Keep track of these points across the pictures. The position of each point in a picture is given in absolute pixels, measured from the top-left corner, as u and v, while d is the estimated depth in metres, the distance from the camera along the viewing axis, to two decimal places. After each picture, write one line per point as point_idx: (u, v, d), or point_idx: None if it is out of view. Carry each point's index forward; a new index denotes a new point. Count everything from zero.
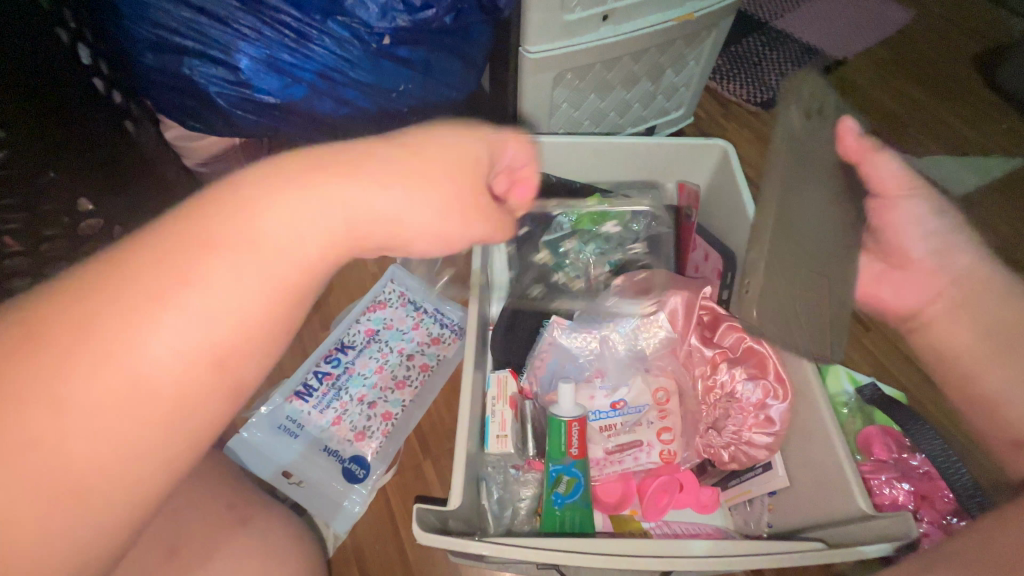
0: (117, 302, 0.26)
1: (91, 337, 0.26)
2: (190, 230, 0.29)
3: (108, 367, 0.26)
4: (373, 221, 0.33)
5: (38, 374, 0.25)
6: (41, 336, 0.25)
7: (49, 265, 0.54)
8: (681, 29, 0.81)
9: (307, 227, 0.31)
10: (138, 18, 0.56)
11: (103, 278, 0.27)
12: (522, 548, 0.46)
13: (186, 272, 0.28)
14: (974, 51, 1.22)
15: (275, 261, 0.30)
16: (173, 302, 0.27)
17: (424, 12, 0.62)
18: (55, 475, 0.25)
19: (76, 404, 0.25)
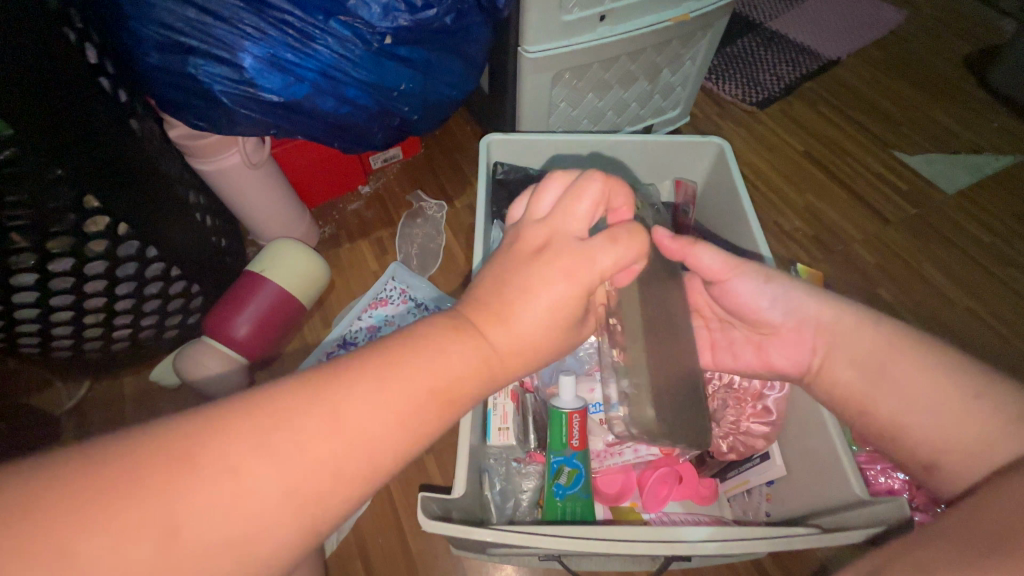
0: (313, 419, 0.29)
1: (295, 443, 0.29)
2: (386, 357, 0.32)
3: (294, 482, 0.28)
4: (502, 363, 0.35)
5: (240, 474, 0.28)
6: (253, 415, 0.29)
7: (56, 263, 0.60)
8: (677, 29, 0.83)
9: (469, 361, 0.33)
10: (144, 18, 0.57)
11: (296, 389, 0.30)
12: (525, 535, 0.47)
13: (368, 404, 0.30)
14: (965, 51, 1.24)
15: (440, 391, 0.32)
16: (352, 425, 0.30)
17: (425, 12, 0.63)
18: (219, 571, 0.27)
19: (260, 508, 0.28)
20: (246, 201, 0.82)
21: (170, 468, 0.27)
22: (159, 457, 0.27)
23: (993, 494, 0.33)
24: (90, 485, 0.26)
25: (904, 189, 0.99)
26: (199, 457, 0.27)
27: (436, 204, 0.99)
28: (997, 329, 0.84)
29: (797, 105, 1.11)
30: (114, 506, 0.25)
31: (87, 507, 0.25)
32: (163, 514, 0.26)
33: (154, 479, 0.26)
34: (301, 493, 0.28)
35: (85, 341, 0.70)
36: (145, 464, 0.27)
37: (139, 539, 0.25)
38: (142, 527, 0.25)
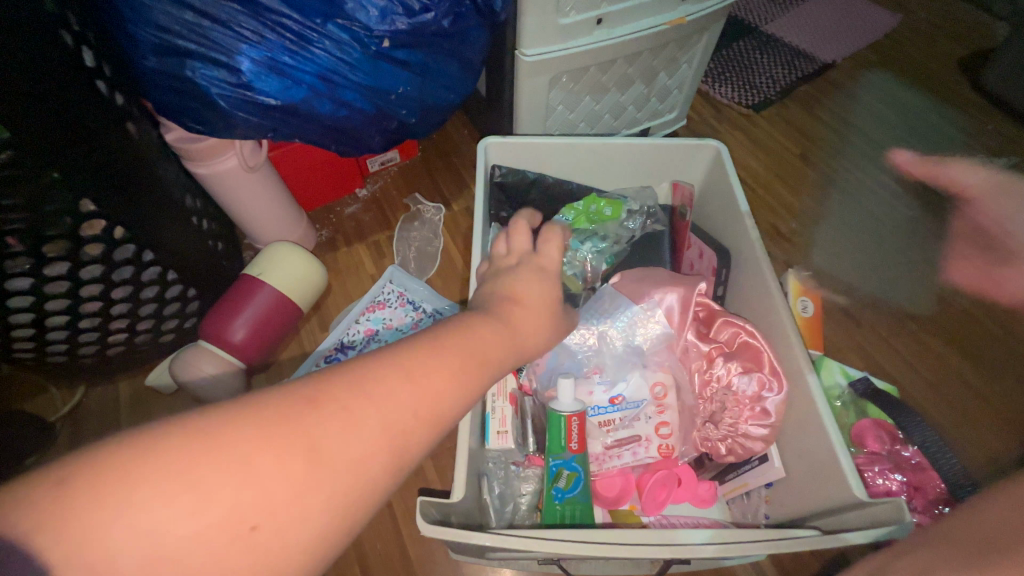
0: (397, 375, 0.34)
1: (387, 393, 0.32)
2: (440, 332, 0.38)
3: (382, 420, 0.32)
4: (524, 335, 0.44)
5: (338, 414, 0.31)
6: (350, 372, 0.33)
7: (52, 266, 0.60)
8: (674, 32, 0.83)
9: (501, 335, 0.41)
10: (141, 21, 0.57)
11: (378, 354, 0.35)
12: (529, 539, 0.47)
13: (436, 356, 0.36)
14: (958, 54, 1.24)
15: (486, 355, 0.38)
16: (426, 372, 0.34)
17: (423, 15, 0.63)
18: (330, 502, 0.29)
19: (363, 448, 0.31)
20: (243, 204, 0.82)
21: (284, 414, 0.30)
22: (261, 406, 0.30)
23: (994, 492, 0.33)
24: (198, 433, 0.28)
25: (900, 191, 1.00)
26: (299, 405, 0.30)
27: (434, 207, 0.99)
28: (994, 328, 0.84)
29: (793, 108, 1.12)
30: (225, 447, 0.28)
31: (197, 454, 0.27)
32: (285, 450, 0.29)
33: (274, 421, 0.29)
34: (391, 430, 0.32)
35: (81, 345, 0.70)
36: (250, 413, 0.29)
37: (255, 473, 0.28)
38: (257, 461, 0.28)
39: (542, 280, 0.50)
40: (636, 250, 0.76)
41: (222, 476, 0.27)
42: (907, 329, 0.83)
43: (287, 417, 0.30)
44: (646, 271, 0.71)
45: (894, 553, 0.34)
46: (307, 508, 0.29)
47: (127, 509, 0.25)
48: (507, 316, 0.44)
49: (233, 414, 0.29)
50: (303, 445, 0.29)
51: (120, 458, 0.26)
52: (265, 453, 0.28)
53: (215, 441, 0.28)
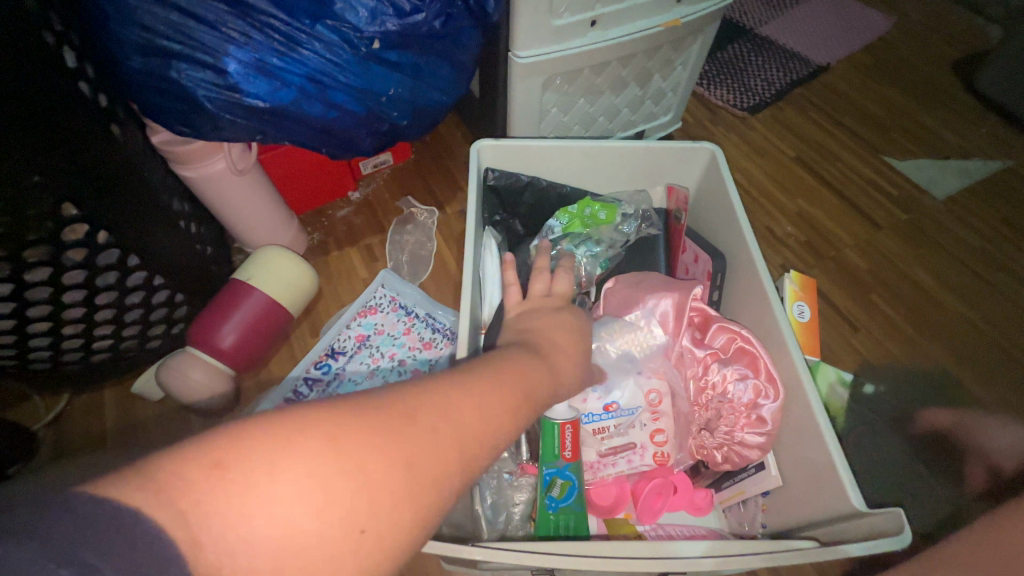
0: (477, 397, 0.33)
1: (472, 411, 0.32)
2: (499, 362, 0.38)
3: (466, 440, 0.31)
4: (562, 376, 0.43)
5: (429, 430, 0.30)
6: (441, 385, 0.32)
7: (33, 272, 0.59)
8: (668, 34, 0.82)
9: (546, 371, 0.40)
10: (125, 21, 0.55)
11: (458, 374, 0.34)
12: (521, 553, 0.46)
13: (503, 382, 0.35)
14: (952, 57, 1.25)
15: (538, 387, 0.38)
16: (492, 397, 0.34)
17: (414, 16, 0.62)
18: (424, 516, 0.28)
19: (453, 465, 0.30)
20: (232, 208, 0.81)
21: (390, 418, 0.29)
22: (361, 409, 0.29)
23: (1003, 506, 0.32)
24: (311, 433, 0.27)
25: (894, 194, 0.99)
26: (395, 415, 0.29)
27: (427, 210, 0.98)
28: (990, 332, 0.84)
29: (787, 110, 1.11)
30: (334, 451, 0.27)
31: (309, 453, 0.26)
32: (393, 457, 0.28)
33: (382, 424, 0.28)
34: (469, 450, 0.31)
35: (64, 352, 0.68)
36: (355, 417, 0.28)
37: (358, 481, 0.27)
38: (361, 470, 0.27)
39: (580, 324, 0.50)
40: (630, 255, 0.76)
41: (335, 477, 0.26)
42: (904, 334, 0.83)
43: (392, 424, 0.29)
44: (641, 276, 0.70)
45: None
46: (404, 516, 0.28)
47: (246, 506, 0.24)
48: (549, 355, 0.43)
49: (345, 414, 0.28)
50: (401, 457, 0.28)
51: (238, 449, 0.25)
52: (370, 460, 0.27)
53: (330, 439, 0.27)
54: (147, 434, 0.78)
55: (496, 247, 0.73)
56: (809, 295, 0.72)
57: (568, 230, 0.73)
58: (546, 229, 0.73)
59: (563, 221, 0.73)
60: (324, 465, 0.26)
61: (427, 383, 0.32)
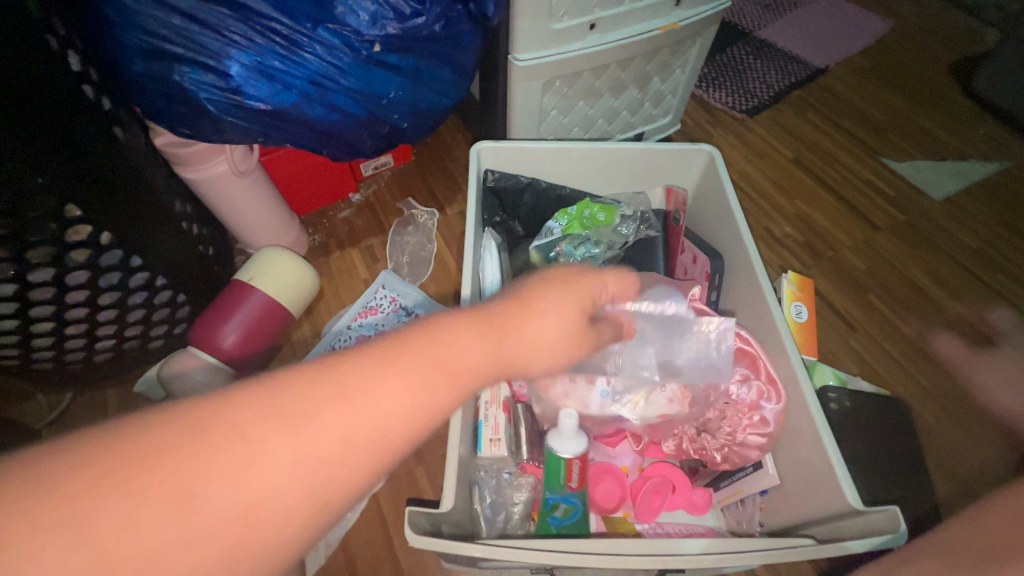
0: (364, 383, 0.28)
1: (355, 398, 0.28)
2: (420, 337, 0.31)
3: (346, 432, 0.27)
4: (517, 349, 0.36)
5: (325, 414, 0.27)
6: (314, 372, 0.28)
7: (36, 272, 0.59)
8: (666, 37, 0.83)
9: (485, 347, 0.34)
10: (128, 26, 0.56)
11: (352, 354, 0.29)
12: (529, 548, 0.47)
13: (410, 364, 0.30)
14: (949, 59, 1.25)
15: (466, 367, 0.32)
16: (414, 374, 0.30)
17: (414, 20, 0.63)
18: (289, 521, 0.25)
19: (328, 462, 0.26)
20: (235, 209, 0.81)
21: (242, 415, 0.25)
22: (210, 407, 0.25)
23: (1002, 494, 0.32)
24: (183, 426, 0.24)
25: (893, 197, 1.00)
26: (282, 403, 0.26)
27: (427, 212, 0.98)
28: (984, 332, 0.85)
29: (786, 112, 1.12)
30: (204, 444, 0.24)
31: (167, 450, 0.23)
32: (241, 458, 0.24)
33: (232, 422, 0.25)
34: (361, 440, 0.27)
35: (68, 351, 0.69)
36: (235, 404, 0.26)
37: (236, 473, 0.24)
38: (235, 463, 0.24)
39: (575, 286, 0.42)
40: (631, 255, 0.75)
41: (168, 485, 0.23)
42: (900, 334, 0.83)
43: (244, 420, 0.25)
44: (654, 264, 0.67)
45: (901, 560, 0.33)
46: (264, 526, 0.24)
47: (104, 509, 0.22)
48: (514, 320, 0.37)
49: (185, 415, 0.25)
50: (286, 444, 0.25)
51: (104, 445, 0.23)
52: (248, 451, 0.25)
53: (161, 443, 0.24)
54: None
55: (497, 248, 0.73)
56: (808, 296, 0.73)
57: (567, 232, 0.73)
58: (545, 232, 0.73)
59: (563, 223, 0.73)
60: (153, 472, 0.23)
61: (300, 369, 0.28)
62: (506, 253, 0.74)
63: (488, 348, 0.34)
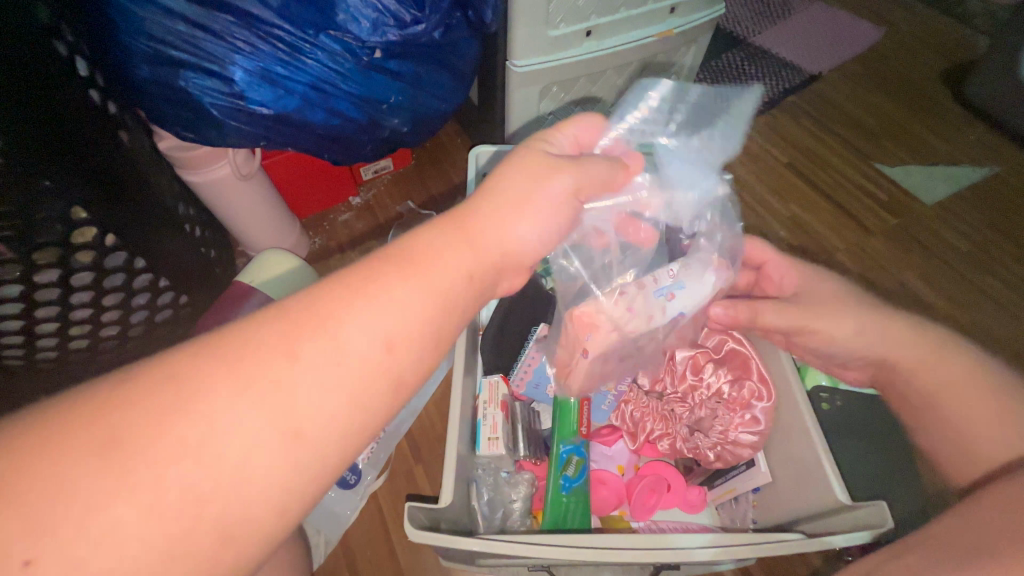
0: (330, 313, 0.30)
1: (322, 330, 0.29)
2: (382, 262, 0.33)
3: (321, 362, 0.29)
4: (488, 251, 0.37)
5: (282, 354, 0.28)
6: (282, 315, 0.30)
7: (43, 273, 0.59)
8: (661, 44, 0.85)
9: (452, 261, 0.35)
10: (134, 32, 0.57)
11: (317, 291, 0.31)
12: (525, 543, 0.48)
13: (375, 287, 0.32)
14: (941, 66, 1.27)
15: (435, 284, 0.34)
16: (380, 302, 0.31)
17: (413, 27, 0.64)
18: (276, 453, 0.27)
19: (307, 392, 0.28)
20: (237, 212, 0.82)
21: (217, 361, 0.27)
22: (189, 358, 0.27)
23: (990, 489, 0.33)
24: (163, 388, 0.26)
25: (887, 201, 1.01)
26: (243, 350, 0.28)
27: (427, 215, 0.99)
28: (973, 334, 0.87)
29: (780, 117, 1.14)
30: (182, 399, 0.26)
31: (151, 399, 0.26)
32: (219, 402, 0.26)
33: (208, 367, 0.27)
34: (335, 370, 0.29)
35: (71, 351, 0.67)
36: (208, 354, 0.28)
37: (207, 418, 0.26)
38: (205, 408, 0.26)
39: (541, 180, 0.41)
40: None
41: (152, 432, 0.25)
42: None
43: (221, 365, 0.27)
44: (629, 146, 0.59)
45: (888, 553, 0.34)
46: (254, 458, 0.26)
47: (89, 472, 0.24)
48: (478, 227, 0.37)
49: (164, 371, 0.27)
50: (250, 383, 0.27)
51: (91, 417, 0.25)
52: (226, 396, 0.27)
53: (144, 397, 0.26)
54: None
55: None
56: None
57: None
58: None
59: None
60: (138, 423, 0.25)
61: (269, 315, 0.30)
62: None
63: (454, 257, 0.35)
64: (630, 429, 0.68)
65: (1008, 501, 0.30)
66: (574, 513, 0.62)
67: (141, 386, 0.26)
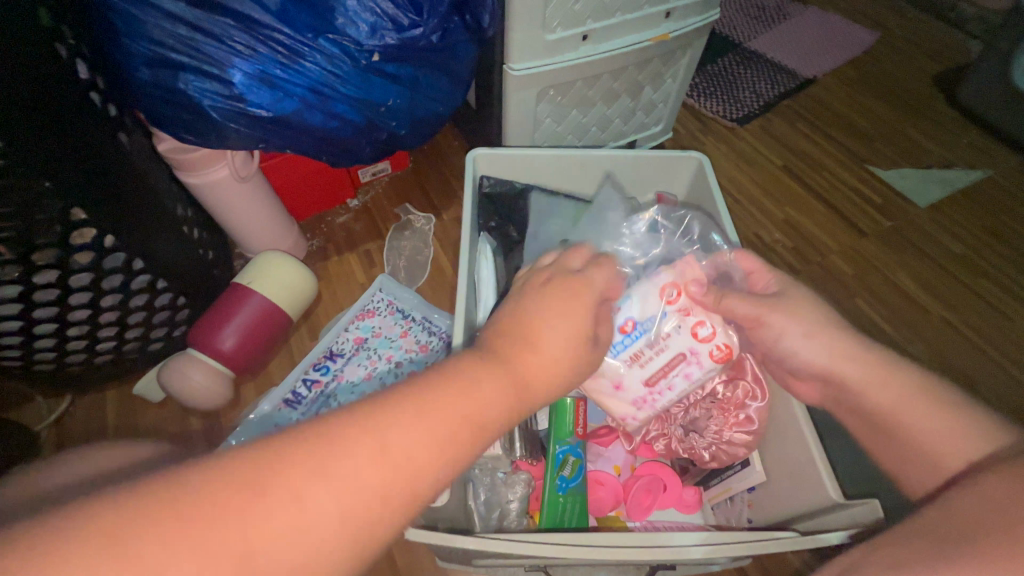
0: (401, 433, 0.30)
1: (396, 450, 0.30)
2: (442, 381, 0.34)
3: (391, 486, 0.29)
4: (532, 369, 0.38)
5: (369, 448, 0.29)
6: (356, 429, 0.29)
7: (42, 274, 0.60)
8: (657, 48, 0.85)
9: (504, 379, 0.36)
10: (135, 35, 0.58)
11: (390, 409, 0.31)
12: (522, 542, 0.48)
13: (439, 409, 0.32)
14: (934, 70, 1.29)
15: (490, 405, 0.35)
16: (443, 425, 0.32)
17: (411, 31, 0.65)
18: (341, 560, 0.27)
19: (373, 508, 0.28)
20: (233, 214, 0.83)
21: (295, 474, 0.27)
22: (268, 467, 0.27)
23: (975, 482, 0.33)
24: (240, 494, 0.26)
25: (880, 204, 1.02)
26: (312, 442, 0.28)
27: (424, 217, 1.00)
28: (966, 337, 0.88)
29: (775, 121, 1.15)
30: (258, 510, 0.26)
31: (227, 503, 0.25)
32: (293, 513, 0.26)
33: (285, 479, 0.27)
34: (399, 490, 0.29)
35: (70, 352, 0.70)
36: (283, 462, 0.27)
37: (289, 508, 0.26)
38: (290, 500, 0.26)
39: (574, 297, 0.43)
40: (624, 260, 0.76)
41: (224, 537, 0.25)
42: (886, 338, 0.86)
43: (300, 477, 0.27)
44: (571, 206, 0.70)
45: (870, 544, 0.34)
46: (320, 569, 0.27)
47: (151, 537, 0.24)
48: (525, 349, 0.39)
49: (237, 468, 0.26)
50: (332, 480, 0.28)
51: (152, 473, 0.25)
52: (304, 511, 0.27)
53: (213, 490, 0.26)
54: (149, 435, 0.79)
55: (491, 253, 0.75)
56: None
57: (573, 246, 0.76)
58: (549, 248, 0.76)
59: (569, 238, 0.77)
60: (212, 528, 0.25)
61: (344, 423, 0.29)
62: (501, 256, 0.75)
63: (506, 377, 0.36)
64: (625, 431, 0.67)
65: (990, 493, 0.31)
66: (571, 513, 0.62)
67: (214, 480, 0.26)
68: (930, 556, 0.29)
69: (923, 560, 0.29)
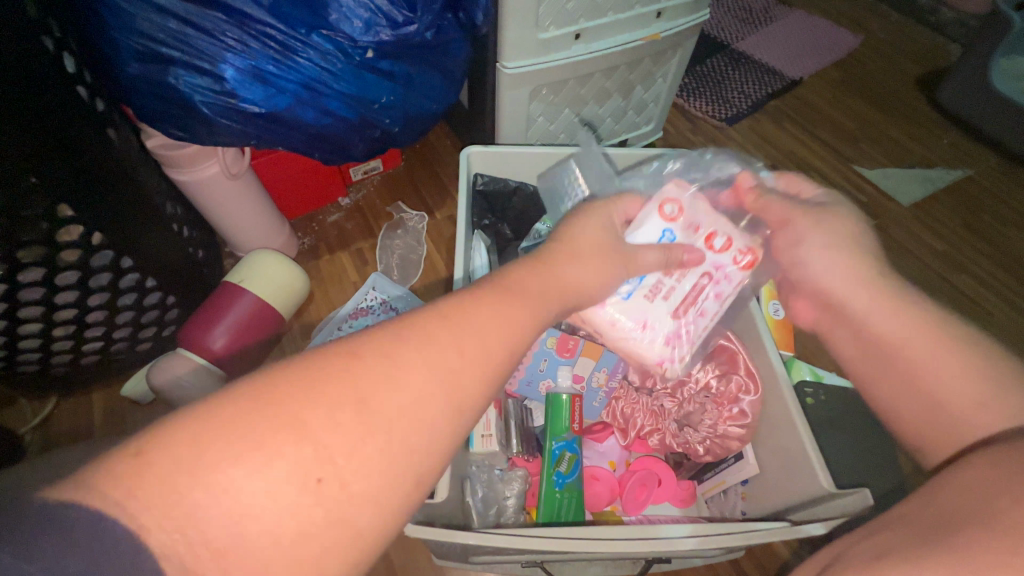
0: (472, 314, 0.34)
1: (468, 324, 0.33)
2: (496, 282, 0.38)
3: (472, 351, 0.32)
4: (569, 279, 0.43)
5: (445, 323, 0.33)
6: (432, 313, 0.33)
7: (26, 273, 0.59)
8: (649, 47, 0.86)
9: (547, 282, 0.41)
10: (124, 28, 0.57)
11: (457, 300, 0.35)
12: (521, 536, 0.48)
13: (497, 299, 0.36)
14: (917, 72, 1.31)
15: (538, 298, 0.39)
16: (502, 307, 0.36)
17: (405, 28, 0.65)
18: (445, 423, 0.30)
19: (462, 371, 0.31)
20: (223, 211, 0.82)
21: (390, 344, 0.30)
22: (364, 348, 0.30)
23: (959, 467, 0.34)
24: (349, 364, 0.29)
25: (865, 202, 1.04)
26: (395, 324, 0.32)
27: (417, 215, 1.00)
28: None
29: (763, 121, 1.16)
30: (367, 371, 0.29)
31: (338, 374, 0.28)
32: (397, 374, 0.29)
33: (381, 348, 0.30)
34: (481, 357, 0.33)
35: (54, 352, 0.69)
36: (375, 339, 0.30)
37: (387, 368, 0.29)
38: (386, 361, 0.29)
39: (603, 234, 0.48)
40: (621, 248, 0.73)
41: (338, 394, 0.27)
42: None
43: (393, 346, 0.30)
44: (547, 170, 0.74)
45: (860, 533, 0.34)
46: (430, 435, 0.29)
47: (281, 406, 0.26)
48: (556, 262, 0.43)
49: (338, 354, 0.29)
50: (419, 346, 0.31)
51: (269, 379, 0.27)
52: (405, 368, 0.30)
53: (321, 371, 0.28)
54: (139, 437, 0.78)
55: (486, 249, 0.74)
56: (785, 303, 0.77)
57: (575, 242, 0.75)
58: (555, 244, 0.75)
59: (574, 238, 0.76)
60: (328, 387, 0.27)
61: (425, 313, 0.33)
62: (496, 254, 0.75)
63: (553, 283, 0.41)
64: (621, 426, 0.69)
65: (974, 479, 0.31)
66: (570, 507, 0.63)
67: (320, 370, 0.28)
68: (920, 543, 0.29)
69: (910, 547, 0.29)
